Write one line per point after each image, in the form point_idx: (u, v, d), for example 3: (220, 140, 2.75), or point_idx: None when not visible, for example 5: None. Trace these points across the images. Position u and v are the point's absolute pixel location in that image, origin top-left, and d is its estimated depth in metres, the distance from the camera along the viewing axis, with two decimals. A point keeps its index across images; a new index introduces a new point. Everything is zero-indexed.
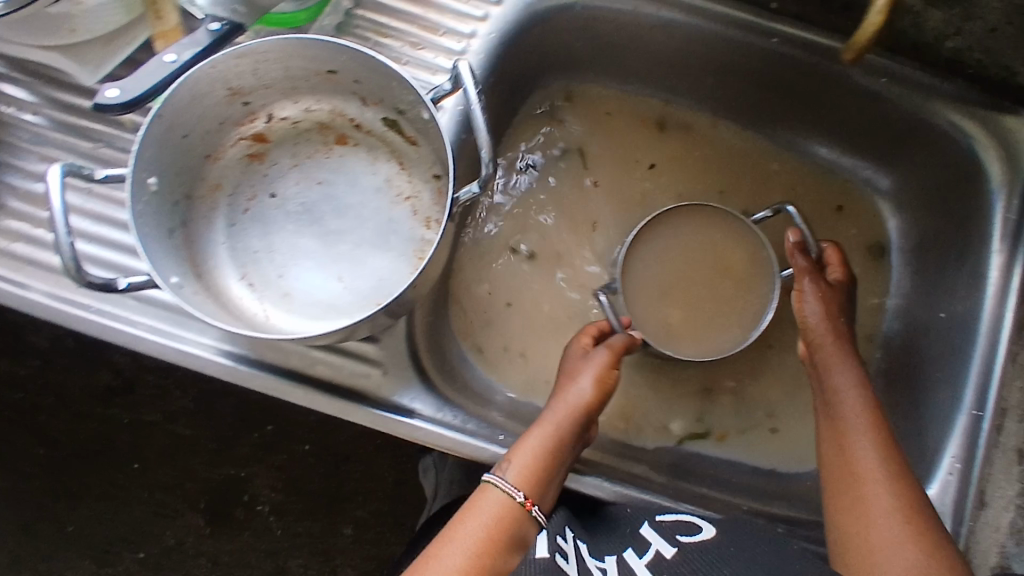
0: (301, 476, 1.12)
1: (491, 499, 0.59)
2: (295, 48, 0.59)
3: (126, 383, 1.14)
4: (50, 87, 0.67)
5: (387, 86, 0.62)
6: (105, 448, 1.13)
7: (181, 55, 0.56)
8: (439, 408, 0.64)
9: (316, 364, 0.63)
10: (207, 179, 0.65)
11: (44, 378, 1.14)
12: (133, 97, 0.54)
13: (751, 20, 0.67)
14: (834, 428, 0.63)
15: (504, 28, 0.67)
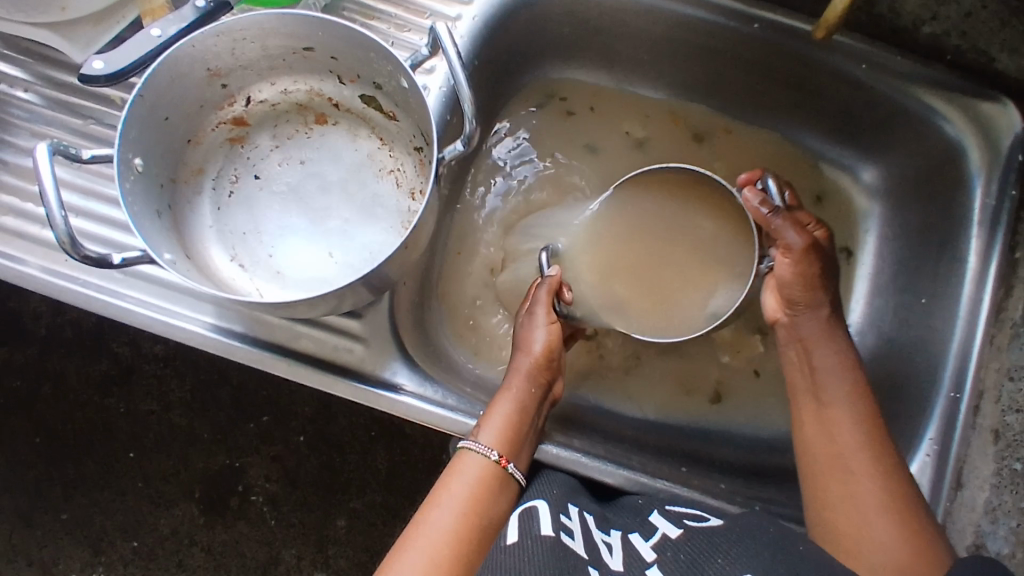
0: (296, 466, 1.13)
1: (467, 471, 0.58)
2: (274, 27, 0.59)
3: (122, 370, 1.15)
4: (41, 65, 0.68)
5: (364, 58, 0.61)
6: (100, 435, 1.14)
7: (166, 31, 0.58)
8: (422, 382, 0.65)
9: (300, 339, 0.64)
10: (189, 163, 0.65)
11: (40, 364, 1.15)
12: (118, 68, 0.57)
13: (733, 6, 0.68)
14: (818, 409, 0.61)
15: (490, 11, 0.68)
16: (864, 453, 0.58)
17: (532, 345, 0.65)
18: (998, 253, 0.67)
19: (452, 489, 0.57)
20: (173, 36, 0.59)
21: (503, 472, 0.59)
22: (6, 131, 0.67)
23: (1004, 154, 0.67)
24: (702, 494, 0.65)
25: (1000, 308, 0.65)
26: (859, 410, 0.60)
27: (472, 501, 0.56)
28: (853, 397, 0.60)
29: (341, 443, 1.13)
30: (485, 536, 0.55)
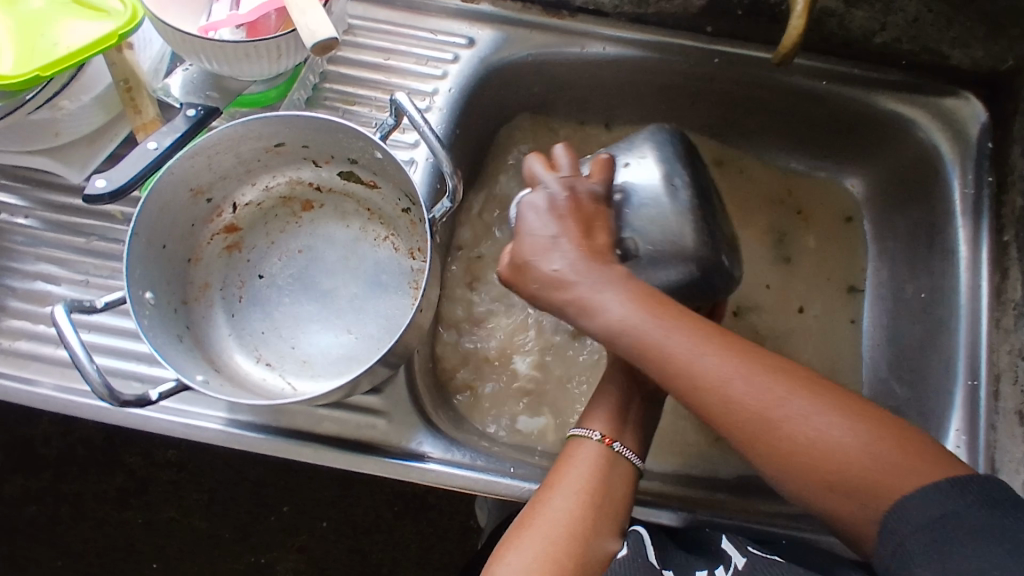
0: (324, 555, 1.12)
1: (580, 463, 0.58)
2: (243, 132, 0.61)
3: (137, 482, 1.14)
4: (41, 190, 0.71)
5: (334, 140, 0.64)
6: (123, 550, 1.12)
7: (162, 142, 0.61)
8: (448, 448, 0.64)
9: (322, 421, 0.64)
10: (195, 281, 0.66)
11: (54, 486, 1.14)
12: (119, 184, 0.59)
13: (689, 45, 0.72)
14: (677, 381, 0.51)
15: (462, 82, 0.71)
16: (719, 405, 0.50)
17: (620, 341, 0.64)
18: (987, 236, 0.68)
19: (568, 479, 0.56)
20: (169, 145, 0.61)
21: (609, 451, 0.59)
22: (10, 258, 0.69)
23: (974, 144, 0.70)
24: (745, 519, 0.64)
25: (1000, 291, 0.66)
26: (675, 377, 0.51)
27: (588, 495, 0.55)
28: (654, 358, 0.51)
29: (366, 524, 1.12)
30: (604, 531, 0.55)
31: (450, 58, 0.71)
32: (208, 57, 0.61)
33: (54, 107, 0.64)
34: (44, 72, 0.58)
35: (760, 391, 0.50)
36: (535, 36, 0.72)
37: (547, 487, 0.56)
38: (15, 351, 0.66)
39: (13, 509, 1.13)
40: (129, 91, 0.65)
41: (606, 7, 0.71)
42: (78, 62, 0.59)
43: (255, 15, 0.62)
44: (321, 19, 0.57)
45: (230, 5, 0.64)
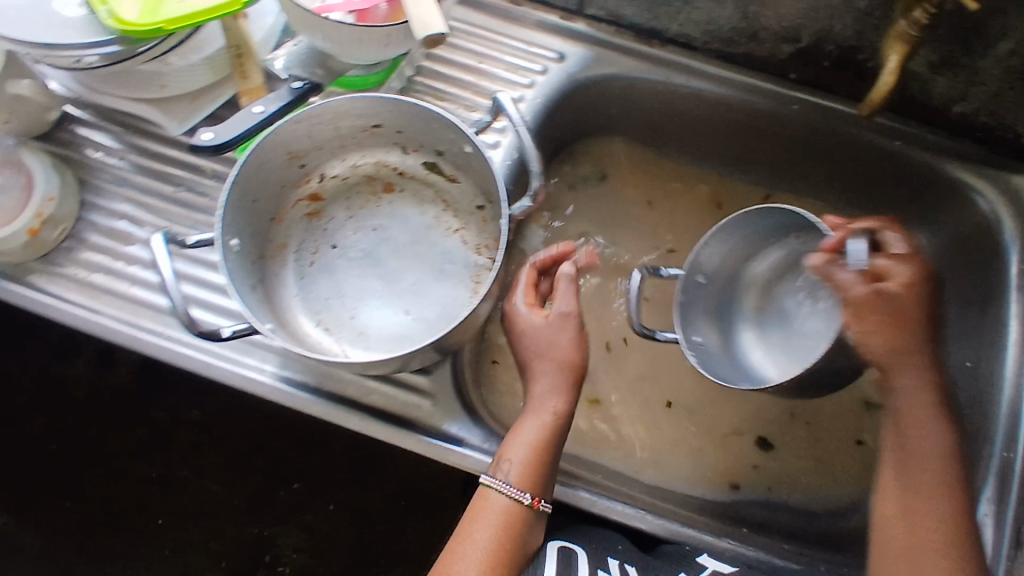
0: (327, 538, 1.13)
1: (488, 517, 0.61)
2: (347, 108, 0.65)
3: (156, 437, 1.17)
4: (134, 134, 0.75)
5: (430, 129, 0.67)
6: (131, 504, 1.15)
7: (267, 108, 0.65)
8: (486, 437, 0.66)
9: (371, 394, 0.67)
10: (275, 240, 0.69)
11: (81, 426, 1.17)
12: (224, 140, 0.64)
13: (772, 88, 0.74)
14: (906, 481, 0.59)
15: (548, 93, 0.74)
16: (914, 520, 0.57)
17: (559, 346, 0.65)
18: None
19: (478, 535, 0.60)
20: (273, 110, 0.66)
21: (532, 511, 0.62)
22: (98, 196, 0.73)
23: None
24: (765, 552, 0.66)
25: None
26: (927, 477, 0.58)
27: (496, 552, 0.59)
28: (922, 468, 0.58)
29: (374, 513, 1.13)
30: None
31: (540, 69, 0.75)
32: (321, 34, 0.66)
33: (162, 61, 0.68)
34: (168, 25, 0.62)
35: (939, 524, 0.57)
36: (624, 60, 0.75)
37: (459, 541, 0.61)
38: (90, 283, 0.70)
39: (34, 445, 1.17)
40: (239, 57, 0.69)
41: (695, 42, 0.74)
42: (198, 22, 0.63)
43: (368, 3, 0.65)
44: (433, 14, 0.60)
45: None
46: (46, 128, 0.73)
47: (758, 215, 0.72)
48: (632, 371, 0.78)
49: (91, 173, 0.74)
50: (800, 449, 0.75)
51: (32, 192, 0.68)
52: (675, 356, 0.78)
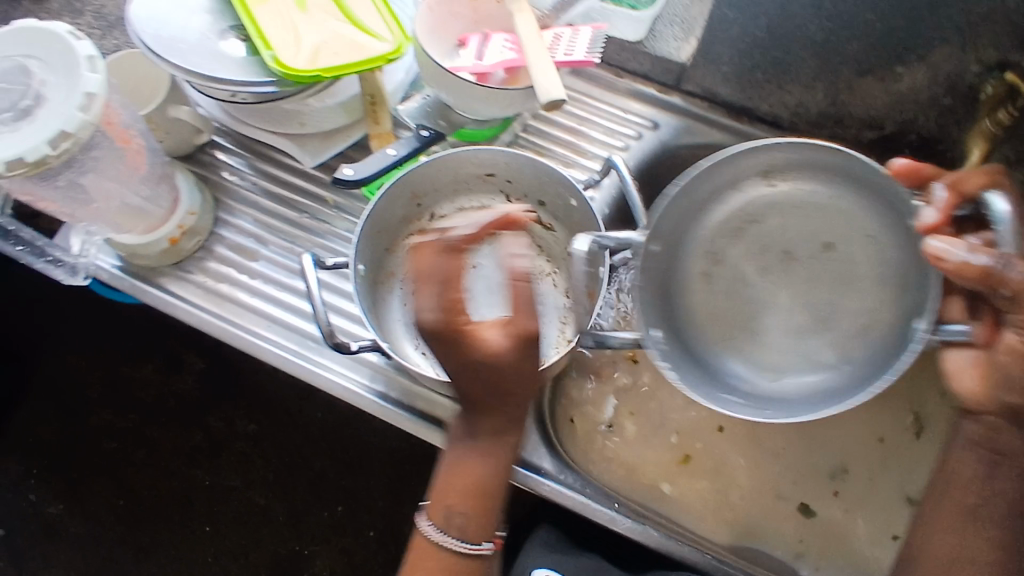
0: (364, 560, 1.22)
1: (438, 570, 0.61)
2: (471, 157, 0.73)
3: (214, 446, 1.26)
4: (263, 162, 0.83)
5: (540, 183, 0.74)
6: (185, 507, 1.25)
7: (399, 151, 0.73)
8: (560, 469, 0.72)
9: (459, 416, 0.73)
10: (386, 269, 0.76)
11: (150, 430, 1.28)
12: (362, 176, 0.71)
13: None
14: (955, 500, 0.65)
15: (640, 157, 0.81)
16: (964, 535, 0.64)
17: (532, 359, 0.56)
18: None
19: None
20: (404, 154, 0.74)
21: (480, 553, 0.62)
22: (229, 214, 0.81)
23: None
24: None
25: None
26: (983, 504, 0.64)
27: None
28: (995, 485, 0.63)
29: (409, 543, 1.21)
30: None
31: (635, 135, 0.82)
32: (448, 89, 0.74)
33: (301, 103, 0.76)
34: (324, 74, 0.70)
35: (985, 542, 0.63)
36: (712, 132, 0.82)
37: None
38: (215, 291, 0.77)
39: (100, 442, 1.27)
40: (373, 105, 0.78)
41: (783, 121, 0.80)
42: (345, 73, 0.71)
43: (490, 69, 0.74)
44: (555, 82, 0.68)
45: (474, 56, 0.75)
46: (190, 150, 0.82)
47: (755, 154, 0.66)
48: (697, 421, 0.80)
49: (224, 193, 0.82)
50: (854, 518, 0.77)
51: (174, 204, 0.75)
52: None
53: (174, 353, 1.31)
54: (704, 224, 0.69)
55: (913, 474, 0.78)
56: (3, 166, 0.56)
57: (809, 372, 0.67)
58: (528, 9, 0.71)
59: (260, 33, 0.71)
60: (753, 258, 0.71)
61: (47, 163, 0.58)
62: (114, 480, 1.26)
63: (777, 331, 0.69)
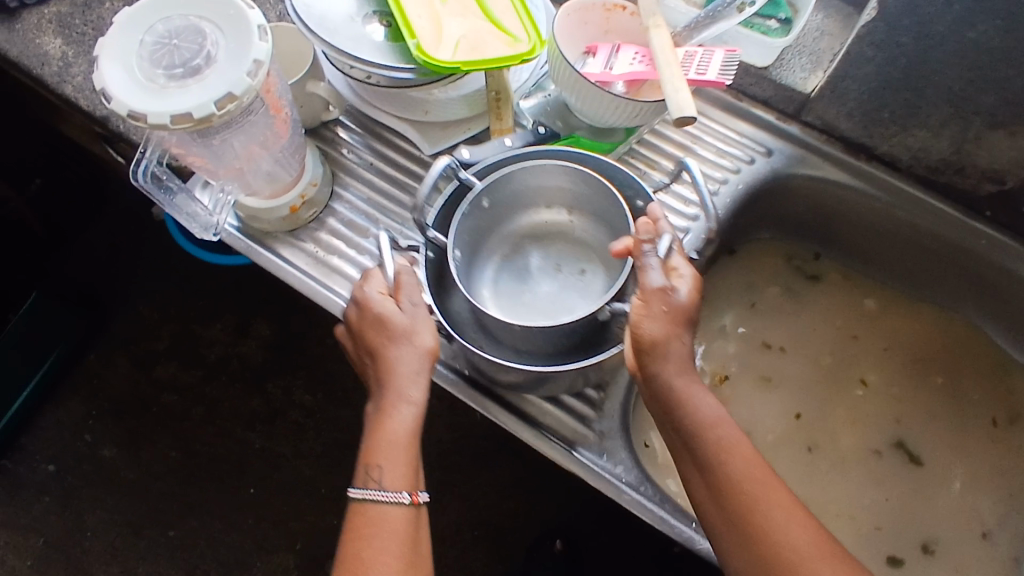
0: None
1: (379, 531, 0.62)
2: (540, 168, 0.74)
3: (271, 412, 1.30)
4: (378, 142, 0.87)
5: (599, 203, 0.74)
6: (234, 466, 1.27)
7: (515, 143, 0.77)
8: (641, 480, 0.71)
9: (547, 415, 0.73)
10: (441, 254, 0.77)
11: (210, 387, 1.32)
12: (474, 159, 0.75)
13: (958, 218, 0.82)
14: (772, 482, 0.58)
15: (750, 180, 0.84)
16: (762, 505, 0.57)
17: (420, 341, 0.65)
18: None
19: (382, 544, 0.61)
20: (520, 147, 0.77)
21: (416, 506, 0.64)
22: (345, 189, 0.84)
23: None
24: None
25: None
26: (734, 466, 0.58)
27: (402, 550, 0.61)
28: (728, 448, 0.59)
29: (447, 533, 1.21)
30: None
31: (748, 159, 0.84)
32: (580, 93, 0.76)
33: (427, 92, 0.79)
34: (464, 67, 0.72)
35: (785, 525, 0.56)
36: (825, 167, 0.84)
37: (359, 558, 0.60)
38: (325, 262, 0.80)
39: (159, 393, 1.31)
40: (497, 101, 0.80)
41: (899, 162, 0.82)
42: (482, 68, 0.73)
43: (612, 78, 0.75)
44: (688, 99, 0.68)
45: (603, 64, 0.76)
46: (315, 123, 0.85)
47: (540, 172, 0.74)
48: (776, 442, 0.82)
49: (340, 168, 0.85)
50: (927, 565, 0.77)
51: (300, 175, 0.78)
52: (813, 445, 0.82)
53: (247, 317, 1.35)
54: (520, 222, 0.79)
55: (988, 518, 0.78)
56: (172, 120, 0.60)
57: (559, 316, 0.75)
58: (664, 25, 0.73)
59: (405, 20, 0.73)
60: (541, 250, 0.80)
61: (210, 121, 0.61)
62: (169, 431, 1.29)
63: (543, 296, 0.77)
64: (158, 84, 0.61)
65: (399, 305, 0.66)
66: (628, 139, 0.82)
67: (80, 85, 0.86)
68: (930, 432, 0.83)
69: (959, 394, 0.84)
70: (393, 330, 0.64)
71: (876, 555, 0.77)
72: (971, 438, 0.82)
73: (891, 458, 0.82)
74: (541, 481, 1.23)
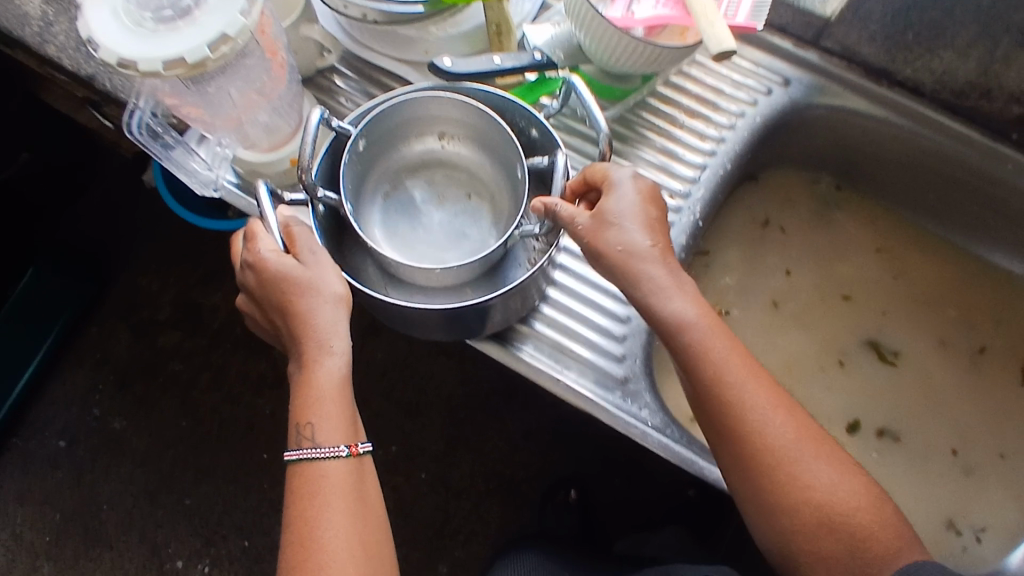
0: (414, 502, 1.20)
1: (321, 489, 0.58)
2: (415, 104, 0.71)
3: (280, 375, 1.29)
4: (376, 88, 0.83)
5: (484, 129, 0.72)
6: (245, 432, 1.26)
7: (504, 62, 0.72)
8: (666, 423, 0.69)
9: (568, 364, 0.71)
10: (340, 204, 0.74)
11: (215, 353, 1.30)
12: (457, 72, 0.71)
13: (983, 141, 0.78)
14: (747, 372, 0.57)
15: (767, 112, 0.81)
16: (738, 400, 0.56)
17: (330, 289, 0.60)
18: None
19: (329, 502, 0.57)
20: (509, 66, 0.72)
21: (357, 458, 0.60)
22: None
23: None
24: None
25: None
26: (707, 363, 0.56)
27: (349, 504, 0.58)
28: (696, 346, 0.57)
29: (460, 488, 1.21)
30: (378, 527, 0.59)
31: (764, 90, 0.82)
32: (597, 38, 0.72)
33: (424, 30, 0.76)
34: None
35: (760, 418, 0.55)
36: (847, 95, 0.81)
37: (305, 520, 0.57)
38: None
39: (165, 361, 1.30)
40: (498, 34, 0.75)
41: (923, 87, 0.79)
42: None
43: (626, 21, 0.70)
44: (726, 32, 0.64)
45: (625, 6, 0.71)
46: (311, 72, 0.81)
47: (415, 106, 0.71)
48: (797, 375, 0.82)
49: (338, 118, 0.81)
50: (938, 493, 0.77)
51: (299, 126, 0.74)
52: (833, 378, 0.82)
53: None
54: (393, 159, 0.77)
55: (997, 449, 0.79)
56: (162, 65, 0.56)
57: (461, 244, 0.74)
58: None
59: None
60: (419, 184, 0.77)
61: (204, 66, 0.58)
62: (177, 399, 1.28)
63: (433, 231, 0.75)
64: (145, 28, 0.57)
65: (299, 259, 0.61)
66: (643, 87, 0.79)
67: (61, 43, 0.82)
68: (946, 361, 0.82)
69: (980, 324, 0.83)
70: (300, 287, 0.59)
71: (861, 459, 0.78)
72: (990, 368, 0.82)
73: (867, 361, 0.83)
74: (553, 433, 1.23)
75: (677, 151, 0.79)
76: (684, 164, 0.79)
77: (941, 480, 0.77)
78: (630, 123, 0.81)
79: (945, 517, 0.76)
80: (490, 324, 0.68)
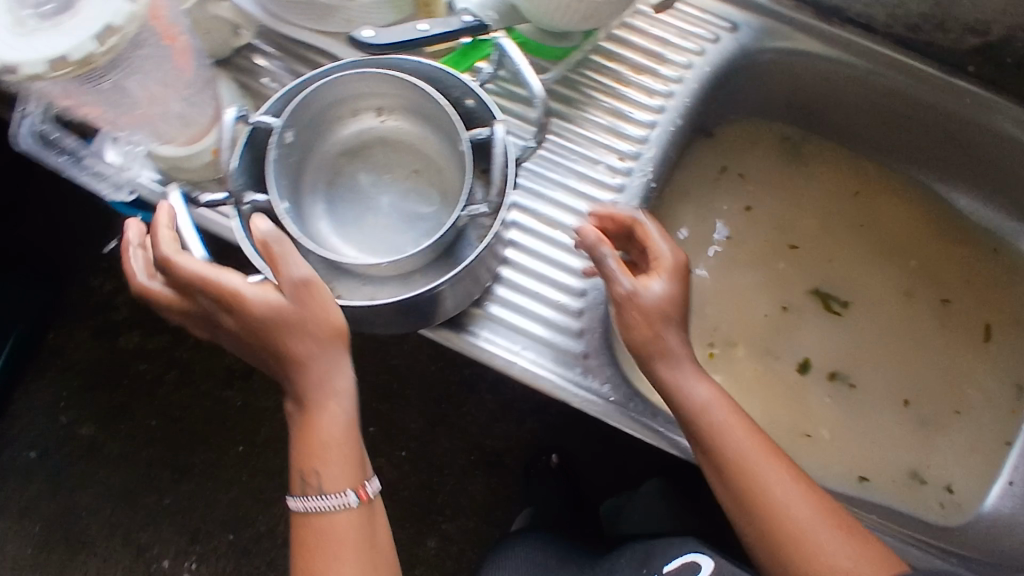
0: (397, 482, 1.18)
1: (328, 536, 0.59)
2: (336, 84, 0.66)
3: (247, 367, 1.25)
4: (301, 65, 0.77)
5: (416, 101, 0.67)
6: (218, 427, 1.23)
7: (431, 28, 0.67)
8: (630, 397, 0.67)
9: (523, 345, 0.68)
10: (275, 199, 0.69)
11: (177, 351, 1.26)
12: (383, 42, 0.67)
13: (938, 76, 0.77)
14: (768, 458, 0.62)
15: (717, 62, 0.77)
16: (760, 479, 0.61)
17: (327, 324, 0.55)
18: None
19: (336, 549, 0.59)
20: (438, 33, 0.67)
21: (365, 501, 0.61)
22: None
23: None
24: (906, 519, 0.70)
25: None
26: (733, 445, 0.62)
27: (358, 549, 0.59)
28: (718, 432, 0.62)
29: (442, 464, 1.19)
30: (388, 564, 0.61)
31: (713, 38, 0.78)
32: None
33: None
34: None
35: (785, 498, 0.60)
36: (800, 36, 0.78)
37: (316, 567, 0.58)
38: None
39: (127, 362, 1.25)
40: None
41: (876, 23, 0.77)
42: None
43: None
44: None
45: None
46: (227, 53, 0.75)
47: (337, 87, 0.66)
48: (768, 329, 0.80)
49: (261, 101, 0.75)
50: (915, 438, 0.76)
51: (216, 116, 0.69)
52: (802, 328, 0.80)
53: None
54: (331, 146, 0.71)
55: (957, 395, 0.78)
56: (47, 65, 0.51)
57: (414, 225, 0.68)
58: None
59: None
60: (365, 170, 0.72)
61: (94, 62, 0.52)
62: (144, 401, 1.24)
63: (383, 217, 0.70)
64: (25, 26, 0.51)
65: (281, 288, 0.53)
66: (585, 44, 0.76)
67: None
68: (911, 304, 0.81)
69: (943, 265, 0.83)
70: (288, 323, 0.53)
71: (836, 408, 0.77)
72: (955, 309, 0.81)
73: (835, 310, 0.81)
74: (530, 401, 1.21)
75: (626, 110, 0.75)
76: (634, 124, 0.75)
77: (911, 425, 0.77)
78: (575, 85, 0.77)
79: (909, 467, 0.75)
80: (438, 312, 0.64)
